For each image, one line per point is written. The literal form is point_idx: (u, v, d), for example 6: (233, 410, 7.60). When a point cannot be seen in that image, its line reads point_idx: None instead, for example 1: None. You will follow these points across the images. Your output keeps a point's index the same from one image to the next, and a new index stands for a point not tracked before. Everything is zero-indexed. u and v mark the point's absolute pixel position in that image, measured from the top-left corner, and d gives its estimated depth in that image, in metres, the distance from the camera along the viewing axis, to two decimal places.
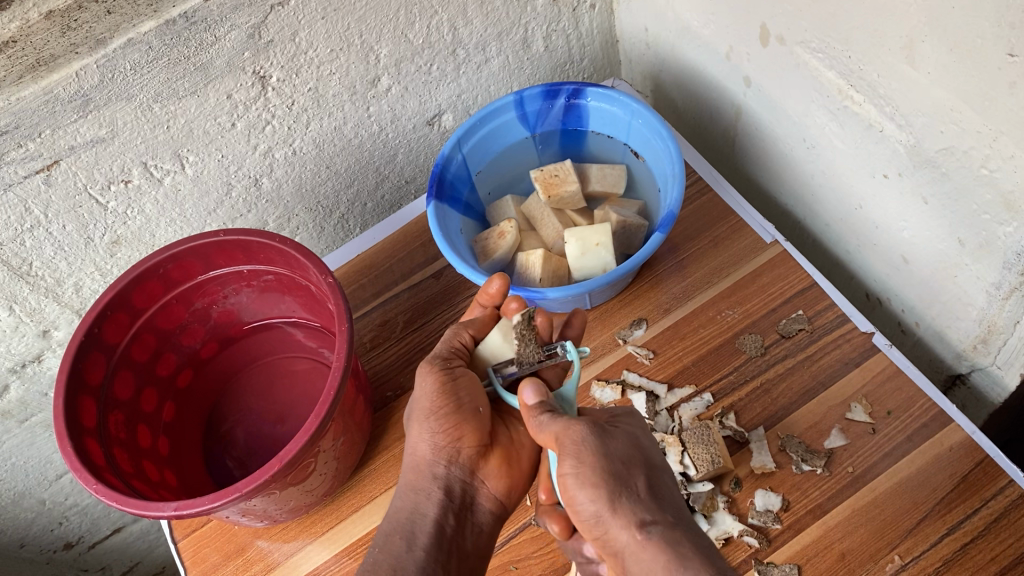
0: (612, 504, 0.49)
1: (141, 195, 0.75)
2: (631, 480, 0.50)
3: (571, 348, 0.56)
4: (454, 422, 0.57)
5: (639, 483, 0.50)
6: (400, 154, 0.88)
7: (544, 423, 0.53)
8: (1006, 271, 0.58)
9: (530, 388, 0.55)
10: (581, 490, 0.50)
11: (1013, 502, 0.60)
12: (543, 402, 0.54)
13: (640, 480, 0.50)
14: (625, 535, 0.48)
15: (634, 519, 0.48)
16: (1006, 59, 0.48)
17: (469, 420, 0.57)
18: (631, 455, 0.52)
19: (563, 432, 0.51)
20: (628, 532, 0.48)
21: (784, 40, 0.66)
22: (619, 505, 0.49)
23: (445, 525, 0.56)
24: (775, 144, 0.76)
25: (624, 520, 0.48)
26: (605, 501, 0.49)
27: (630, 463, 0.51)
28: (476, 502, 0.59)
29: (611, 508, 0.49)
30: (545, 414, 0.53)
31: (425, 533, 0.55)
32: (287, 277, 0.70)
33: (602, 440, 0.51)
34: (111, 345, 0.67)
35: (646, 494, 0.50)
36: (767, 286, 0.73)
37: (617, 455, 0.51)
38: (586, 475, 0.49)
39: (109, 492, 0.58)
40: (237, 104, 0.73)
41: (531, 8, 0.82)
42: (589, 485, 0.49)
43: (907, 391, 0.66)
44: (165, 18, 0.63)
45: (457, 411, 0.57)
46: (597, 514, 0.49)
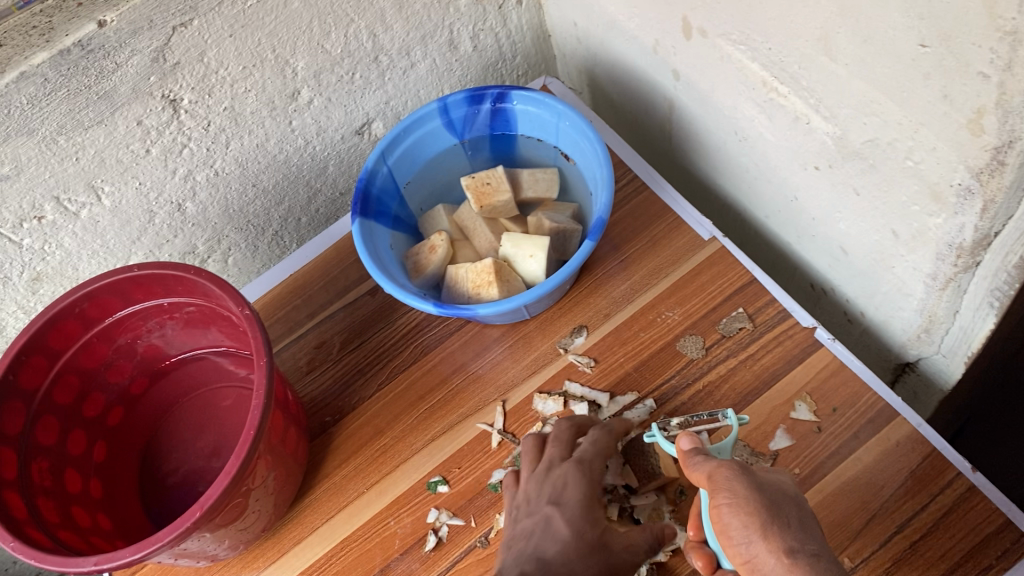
0: (763, 532, 0.47)
1: (58, 230, 0.72)
2: (782, 510, 0.49)
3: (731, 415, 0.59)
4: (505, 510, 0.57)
5: (788, 513, 0.49)
6: (331, 166, 0.85)
7: (696, 461, 0.53)
8: (940, 262, 0.56)
9: (687, 437, 0.55)
10: (734, 519, 0.48)
11: (962, 496, 0.59)
12: (698, 448, 0.55)
13: (789, 511, 0.49)
14: (772, 561, 0.47)
15: (783, 543, 0.47)
16: (919, 50, 0.46)
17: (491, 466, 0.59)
18: (780, 491, 0.50)
19: (714, 468, 0.51)
20: (775, 557, 0.47)
21: (706, 33, 0.64)
22: (769, 531, 0.47)
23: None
24: (709, 137, 0.74)
25: (773, 545, 0.47)
26: (756, 527, 0.47)
27: (778, 489, 0.50)
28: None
29: (762, 540, 0.47)
30: (698, 454, 0.54)
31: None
32: (209, 307, 0.68)
33: (749, 476, 0.50)
34: (30, 390, 0.64)
35: (795, 523, 0.48)
36: (707, 285, 0.71)
37: (764, 484, 0.50)
38: (740, 505, 0.48)
39: (28, 548, 0.56)
40: (148, 130, 0.70)
41: (453, 9, 0.80)
42: (741, 514, 0.48)
43: (852, 386, 0.64)
44: (58, 47, 0.60)
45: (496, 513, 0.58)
46: (749, 544, 0.48)
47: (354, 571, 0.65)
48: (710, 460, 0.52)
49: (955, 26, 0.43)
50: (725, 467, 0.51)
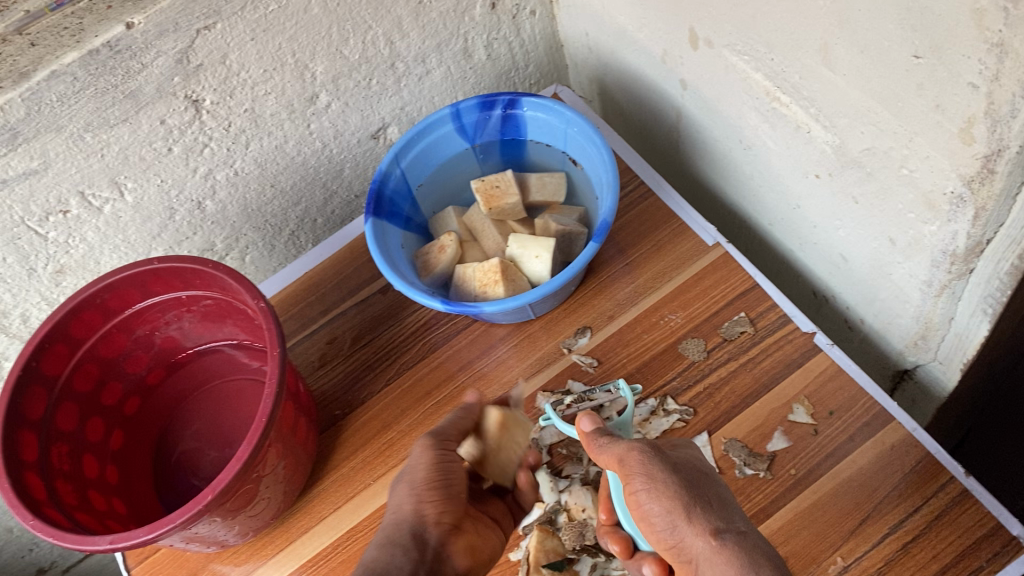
0: (686, 514, 0.50)
1: (81, 224, 0.74)
2: (700, 490, 0.51)
3: (625, 388, 0.64)
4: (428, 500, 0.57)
5: (707, 492, 0.52)
6: (347, 168, 0.88)
7: (602, 444, 0.55)
8: (935, 269, 0.58)
9: (586, 418, 0.58)
10: (656, 504, 0.51)
11: (954, 499, 0.60)
12: (599, 427, 0.58)
13: (709, 491, 0.52)
14: (698, 543, 0.49)
15: (707, 526, 0.49)
16: (912, 61, 0.48)
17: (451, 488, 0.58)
18: (695, 470, 0.53)
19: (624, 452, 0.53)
20: (701, 540, 0.49)
21: (712, 43, 0.66)
22: (693, 513, 0.50)
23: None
24: (715, 145, 0.76)
25: (698, 527, 0.49)
26: (680, 510, 0.50)
27: (690, 470, 0.53)
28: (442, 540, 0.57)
29: (684, 520, 0.50)
30: (603, 436, 0.56)
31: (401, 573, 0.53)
32: (225, 301, 0.71)
33: (663, 458, 0.53)
34: (51, 376, 0.67)
35: (715, 501, 0.51)
36: (710, 289, 0.73)
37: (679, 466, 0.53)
38: (656, 488, 0.51)
39: (47, 527, 0.58)
40: (171, 129, 0.72)
41: (468, 18, 0.82)
42: (660, 497, 0.51)
43: (849, 391, 0.66)
44: (87, 48, 0.63)
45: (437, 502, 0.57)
46: (672, 527, 0.50)
47: (360, 561, 0.67)
48: (620, 443, 0.54)
49: (946, 38, 0.45)
50: (632, 450, 0.53)
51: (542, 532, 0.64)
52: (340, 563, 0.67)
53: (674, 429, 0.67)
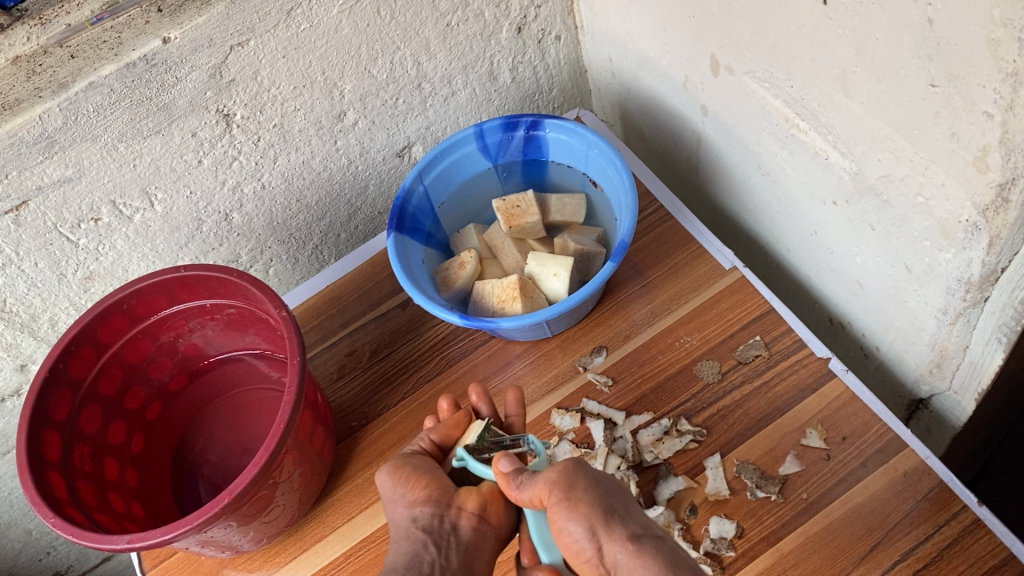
0: (605, 522, 0.49)
1: (112, 232, 0.76)
2: (616, 501, 0.51)
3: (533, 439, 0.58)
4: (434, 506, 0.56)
5: (622, 502, 0.51)
6: (371, 186, 0.89)
7: (523, 483, 0.52)
8: (950, 296, 0.58)
9: (505, 459, 0.54)
10: (572, 512, 0.50)
11: (967, 528, 0.60)
12: (518, 468, 0.53)
13: (622, 501, 0.52)
14: (616, 551, 0.48)
15: (625, 532, 0.49)
16: (928, 89, 0.49)
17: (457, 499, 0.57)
18: (613, 483, 0.53)
19: (547, 474, 0.51)
20: (619, 547, 0.48)
21: (732, 70, 0.67)
22: (611, 521, 0.49)
23: (429, 556, 0.54)
24: (734, 171, 0.77)
25: (617, 535, 0.49)
26: (597, 518, 0.49)
27: (606, 481, 0.52)
28: (456, 526, 0.56)
29: (603, 526, 0.49)
30: (524, 474, 0.53)
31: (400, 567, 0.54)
32: (248, 310, 0.73)
33: (582, 468, 0.52)
34: (77, 379, 0.69)
35: (629, 511, 0.51)
36: (725, 313, 0.74)
37: (595, 477, 0.52)
38: (575, 500, 0.50)
39: (67, 525, 0.59)
40: (202, 141, 0.74)
41: (495, 41, 0.84)
42: (578, 508, 0.49)
43: (862, 416, 0.66)
44: (125, 61, 0.65)
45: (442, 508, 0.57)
46: (591, 536, 0.49)
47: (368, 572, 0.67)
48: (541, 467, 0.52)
49: (961, 68, 0.46)
50: (555, 468, 0.51)
51: None
52: (350, 572, 0.67)
53: (687, 450, 0.68)
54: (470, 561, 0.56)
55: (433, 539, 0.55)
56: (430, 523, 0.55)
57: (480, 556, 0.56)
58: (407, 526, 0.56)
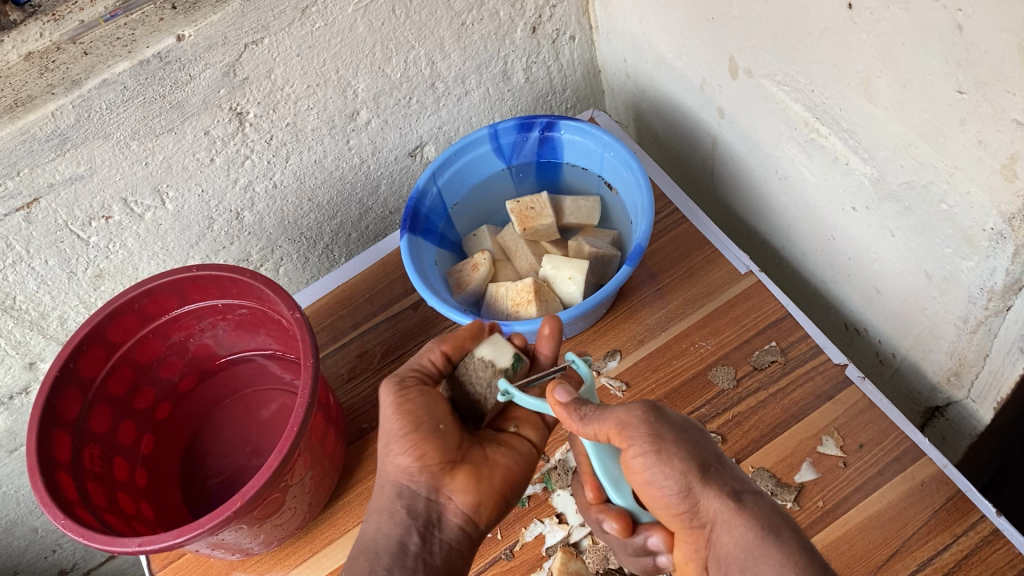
0: (701, 478, 0.48)
1: (122, 230, 0.75)
2: (705, 450, 0.50)
3: (579, 359, 0.55)
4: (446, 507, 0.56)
5: (710, 451, 0.51)
6: (383, 185, 0.89)
7: (588, 416, 0.50)
8: (971, 304, 0.58)
9: (561, 389, 0.51)
10: (667, 465, 0.48)
11: (985, 538, 0.59)
12: (576, 397, 0.51)
13: (709, 447, 0.51)
14: (716, 506, 0.48)
15: (723, 488, 0.49)
16: (956, 96, 0.48)
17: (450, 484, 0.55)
18: (694, 427, 0.52)
19: (622, 414, 0.49)
20: (720, 503, 0.48)
21: (751, 73, 0.66)
22: (706, 476, 0.49)
23: (412, 545, 0.53)
24: (751, 174, 0.76)
25: (713, 491, 0.48)
26: (695, 473, 0.48)
27: (689, 430, 0.51)
28: (442, 518, 0.56)
29: (700, 481, 0.48)
30: (588, 406, 0.50)
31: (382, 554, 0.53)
32: (260, 310, 0.72)
33: (662, 414, 0.50)
34: (87, 379, 0.68)
35: (718, 461, 0.50)
36: (740, 317, 0.73)
37: (679, 427, 0.50)
38: (666, 452, 0.48)
39: (77, 527, 0.59)
40: (215, 140, 0.73)
41: (509, 41, 0.84)
42: (672, 462, 0.48)
43: (879, 424, 0.65)
44: (139, 58, 0.64)
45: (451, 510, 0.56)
46: (686, 491, 0.49)
47: None
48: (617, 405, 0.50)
49: (992, 74, 0.45)
50: (631, 411, 0.49)
51: (565, 554, 0.64)
52: None
53: None
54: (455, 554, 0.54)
55: (416, 527, 0.54)
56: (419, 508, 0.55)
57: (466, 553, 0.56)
58: (403, 496, 0.55)
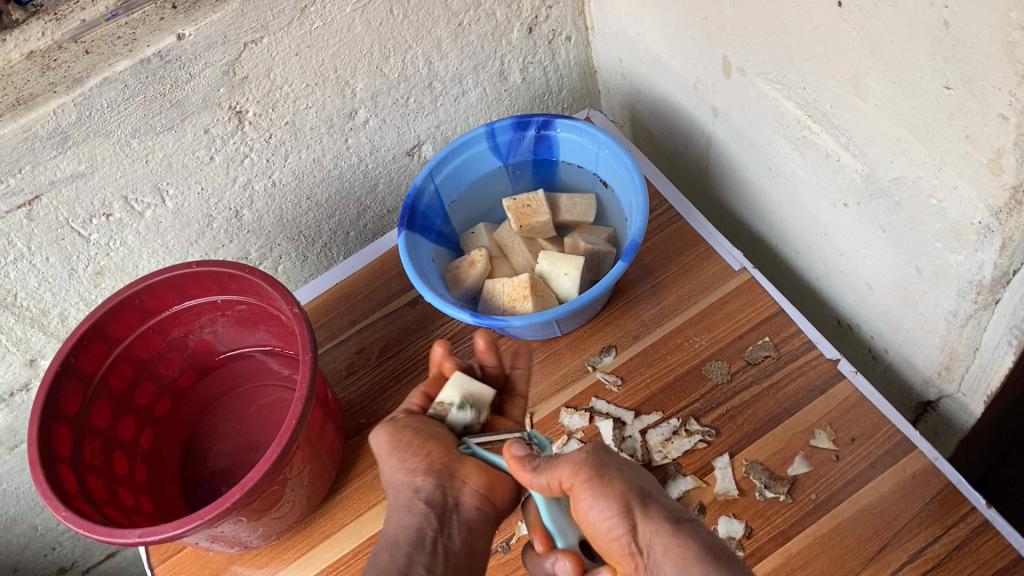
0: (639, 505, 0.49)
1: (123, 227, 0.76)
2: (648, 488, 0.51)
3: (537, 431, 0.55)
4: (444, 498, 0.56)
5: (653, 490, 0.51)
6: (381, 184, 0.89)
7: (540, 467, 0.50)
8: (961, 298, 0.58)
9: (517, 443, 0.51)
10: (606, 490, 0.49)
11: (975, 530, 0.60)
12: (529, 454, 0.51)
13: (653, 488, 0.51)
14: (653, 531, 0.48)
15: (661, 515, 0.49)
16: (943, 91, 0.49)
17: (447, 475, 0.56)
18: (640, 470, 0.53)
19: (572, 450, 0.51)
20: (656, 526, 0.48)
21: (744, 71, 0.67)
22: (646, 504, 0.49)
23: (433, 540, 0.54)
24: (745, 172, 0.77)
25: (652, 516, 0.49)
26: (634, 498, 0.49)
27: (635, 471, 0.52)
28: (463, 511, 0.56)
29: (637, 508, 0.49)
30: (540, 458, 0.50)
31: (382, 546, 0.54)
32: (259, 306, 0.73)
33: (609, 455, 0.52)
34: (88, 374, 0.69)
35: (660, 498, 0.51)
36: (734, 313, 0.74)
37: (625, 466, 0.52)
38: (607, 480, 0.49)
39: (78, 519, 0.59)
40: (214, 138, 0.74)
41: (506, 41, 0.85)
42: (610, 488, 0.49)
43: (871, 417, 0.66)
44: (140, 56, 0.65)
45: None
46: (623, 517, 0.48)
47: None
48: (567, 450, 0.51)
49: (977, 70, 0.46)
50: (581, 448, 0.51)
51: None
52: (358, 568, 0.68)
53: (696, 450, 0.68)
54: (471, 546, 0.55)
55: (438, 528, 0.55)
56: (431, 503, 0.56)
57: (485, 536, 0.57)
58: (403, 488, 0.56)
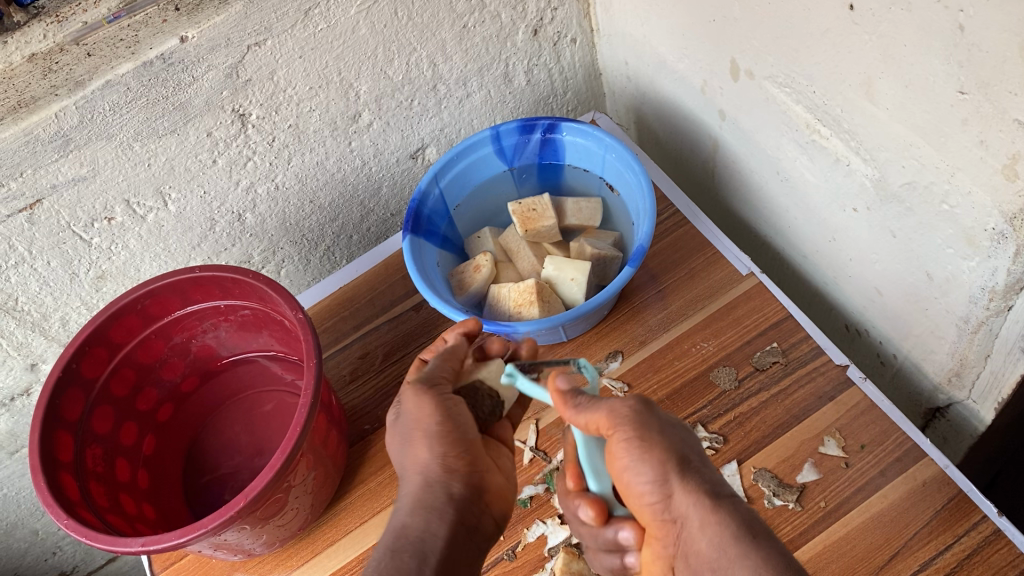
0: (678, 473, 0.47)
1: (125, 231, 0.75)
2: (691, 454, 0.49)
3: (587, 364, 0.55)
4: None
5: (695, 456, 0.49)
6: (385, 187, 0.89)
7: (581, 406, 0.51)
8: (972, 305, 0.58)
9: (561, 376, 0.52)
10: (643, 455, 0.47)
11: (987, 539, 0.59)
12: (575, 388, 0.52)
13: (696, 454, 0.49)
14: (689, 504, 0.46)
15: (701, 487, 0.46)
16: (957, 96, 0.48)
17: None
18: (683, 431, 0.51)
19: (612, 405, 0.50)
20: (694, 501, 0.46)
21: (752, 75, 0.67)
22: (685, 474, 0.47)
23: None
24: (752, 176, 0.76)
25: (689, 488, 0.46)
26: (671, 467, 0.47)
27: (679, 431, 0.50)
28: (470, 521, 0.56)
29: (676, 475, 0.47)
30: (584, 397, 0.51)
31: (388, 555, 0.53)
32: (262, 311, 0.72)
33: (653, 413, 0.50)
34: (90, 380, 0.68)
35: (703, 467, 0.48)
36: (742, 319, 0.73)
37: (669, 425, 0.50)
38: (647, 442, 0.48)
39: (80, 527, 0.59)
40: (217, 141, 0.73)
41: (510, 43, 0.84)
42: (649, 452, 0.47)
43: (881, 424, 0.65)
44: (142, 59, 0.64)
45: None
46: (660, 484, 0.47)
47: None
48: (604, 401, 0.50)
49: (993, 74, 0.45)
50: (623, 402, 0.50)
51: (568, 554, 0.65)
52: None
53: None
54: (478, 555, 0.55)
55: None
56: None
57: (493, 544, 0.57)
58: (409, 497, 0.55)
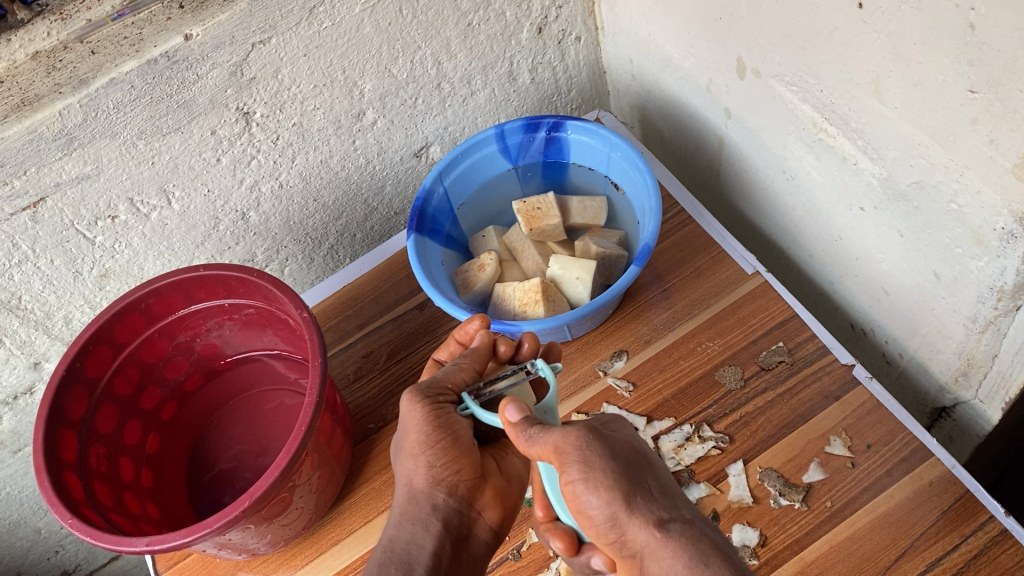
0: (627, 507, 0.47)
1: (128, 230, 0.75)
2: (640, 479, 0.48)
3: (542, 363, 0.54)
4: (457, 507, 0.55)
5: (645, 479, 0.49)
6: (388, 186, 0.88)
7: (533, 437, 0.49)
8: (980, 304, 0.57)
9: (512, 407, 0.50)
10: (593, 492, 0.47)
11: (994, 539, 0.59)
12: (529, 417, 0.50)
13: (646, 478, 0.49)
14: (642, 535, 0.46)
15: (650, 517, 0.47)
16: (966, 95, 0.48)
17: (459, 483, 0.56)
18: (631, 448, 0.50)
19: (560, 438, 0.48)
20: (645, 532, 0.46)
21: (759, 73, 0.66)
22: (634, 504, 0.47)
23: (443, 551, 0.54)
24: (757, 175, 0.76)
25: (640, 520, 0.47)
26: (620, 502, 0.47)
27: (628, 456, 0.49)
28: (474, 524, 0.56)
29: (625, 510, 0.47)
30: (533, 426, 0.49)
31: (394, 555, 0.53)
32: (267, 311, 0.72)
33: (600, 440, 0.49)
34: (94, 379, 0.68)
35: (654, 491, 0.48)
36: (748, 318, 0.73)
37: (615, 452, 0.49)
38: (595, 479, 0.47)
39: (84, 526, 0.58)
40: (221, 139, 0.73)
41: (515, 41, 0.84)
42: (600, 490, 0.47)
43: (887, 424, 0.65)
44: (146, 57, 0.64)
45: (462, 510, 0.56)
46: (613, 519, 0.47)
47: None
48: (555, 429, 0.49)
49: (1004, 73, 0.45)
50: (568, 435, 0.48)
51: None
52: None
53: (709, 457, 0.67)
54: None
55: (451, 537, 0.54)
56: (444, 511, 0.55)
57: None
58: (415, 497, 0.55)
